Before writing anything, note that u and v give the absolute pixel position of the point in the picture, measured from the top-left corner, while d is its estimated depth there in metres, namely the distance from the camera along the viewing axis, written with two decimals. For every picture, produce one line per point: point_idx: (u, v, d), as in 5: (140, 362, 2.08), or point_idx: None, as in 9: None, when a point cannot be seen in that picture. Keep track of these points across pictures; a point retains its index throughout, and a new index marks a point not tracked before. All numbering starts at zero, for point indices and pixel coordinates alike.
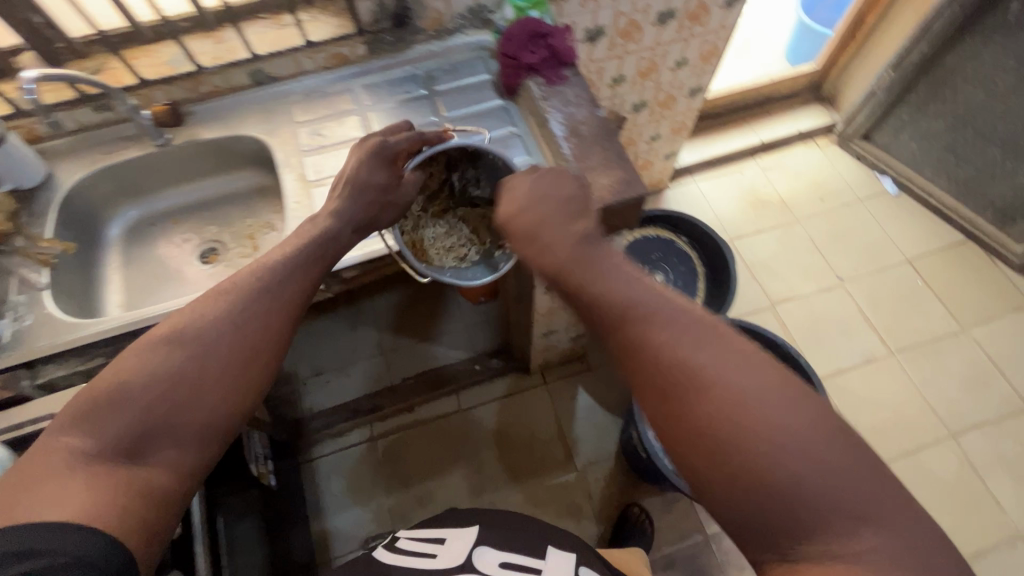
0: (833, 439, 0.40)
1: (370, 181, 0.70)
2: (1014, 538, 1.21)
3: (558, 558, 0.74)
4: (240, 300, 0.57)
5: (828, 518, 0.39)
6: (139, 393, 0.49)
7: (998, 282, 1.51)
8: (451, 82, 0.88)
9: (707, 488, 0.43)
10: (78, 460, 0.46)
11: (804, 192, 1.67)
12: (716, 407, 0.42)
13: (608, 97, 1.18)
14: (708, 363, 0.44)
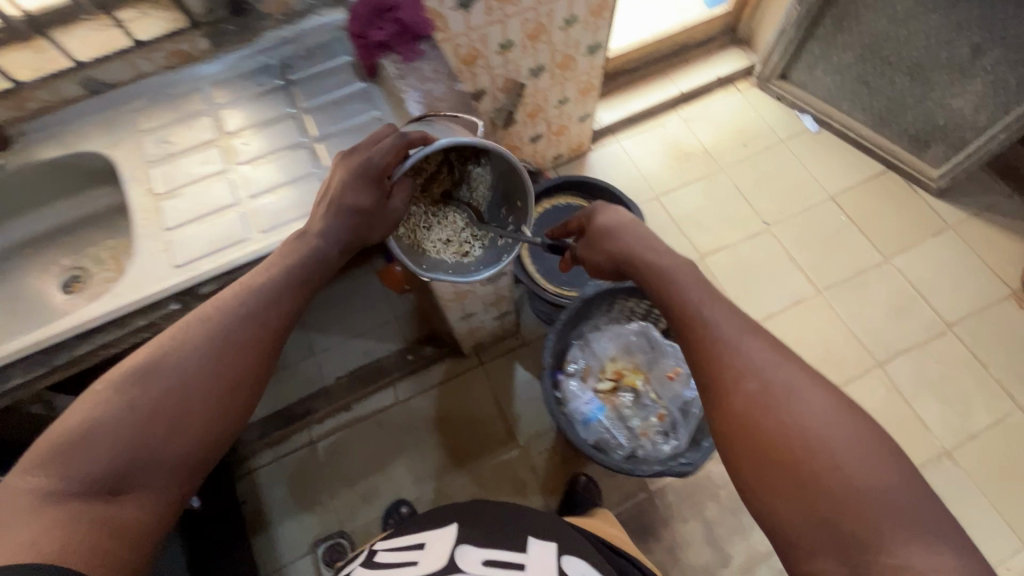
0: (894, 460, 0.44)
1: (355, 207, 0.63)
2: (940, 455, 1.26)
3: (543, 548, 0.70)
4: (217, 324, 0.55)
5: (900, 538, 0.41)
6: (109, 430, 0.48)
7: (918, 208, 1.53)
8: (308, 70, 0.83)
9: (776, 499, 0.45)
10: (40, 502, 0.44)
11: (727, 140, 1.65)
12: (804, 419, 0.46)
13: (500, 65, 1.13)
14: (802, 383, 0.48)
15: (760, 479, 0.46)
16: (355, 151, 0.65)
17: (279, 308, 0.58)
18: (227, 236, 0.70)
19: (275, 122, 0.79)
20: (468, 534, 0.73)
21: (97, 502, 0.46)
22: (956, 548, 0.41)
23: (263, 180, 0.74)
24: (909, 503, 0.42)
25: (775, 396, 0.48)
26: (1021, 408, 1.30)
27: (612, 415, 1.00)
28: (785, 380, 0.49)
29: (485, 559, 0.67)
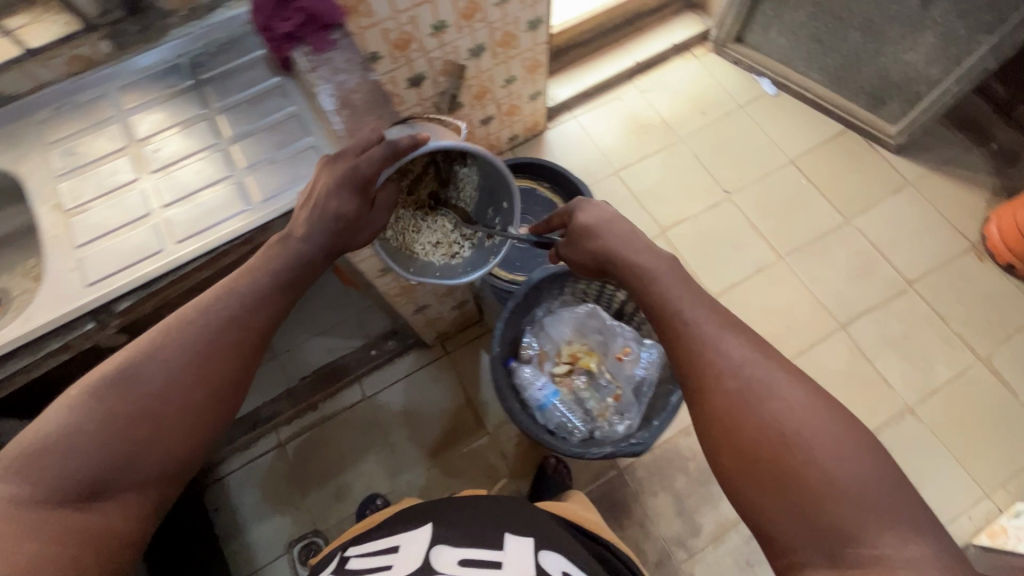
0: (864, 452, 0.49)
1: (338, 215, 0.62)
2: (903, 412, 1.27)
3: (518, 546, 0.69)
4: (193, 331, 0.55)
5: (872, 523, 0.47)
6: (83, 438, 0.49)
7: (878, 167, 1.52)
8: (219, 67, 0.79)
9: (754, 488, 0.51)
10: (12, 511, 0.45)
11: (685, 109, 1.62)
12: (781, 416, 0.52)
13: (436, 47, 1.10)
14: (781, 383, 0.54)
15: (743, 472, 0.52)
16: (342, 155, 0.63)
17: (258, 318, 0.59)
18: (140, 250, 0.68)
19: (187, 125, 0.76)
20: (442, 533, 0.72)
21: (73, 509, 0.48)
22: (923, 529, 0.47)
23: (179, 188, 0.72)
24: (880, 490, 0.48)
25: (756, 396, 0.53)
26: (982, 360, 1.31)
27: (567, 399, 1.00)
28: (764, 382, 0.54)
29: (461, 559, 0.67)
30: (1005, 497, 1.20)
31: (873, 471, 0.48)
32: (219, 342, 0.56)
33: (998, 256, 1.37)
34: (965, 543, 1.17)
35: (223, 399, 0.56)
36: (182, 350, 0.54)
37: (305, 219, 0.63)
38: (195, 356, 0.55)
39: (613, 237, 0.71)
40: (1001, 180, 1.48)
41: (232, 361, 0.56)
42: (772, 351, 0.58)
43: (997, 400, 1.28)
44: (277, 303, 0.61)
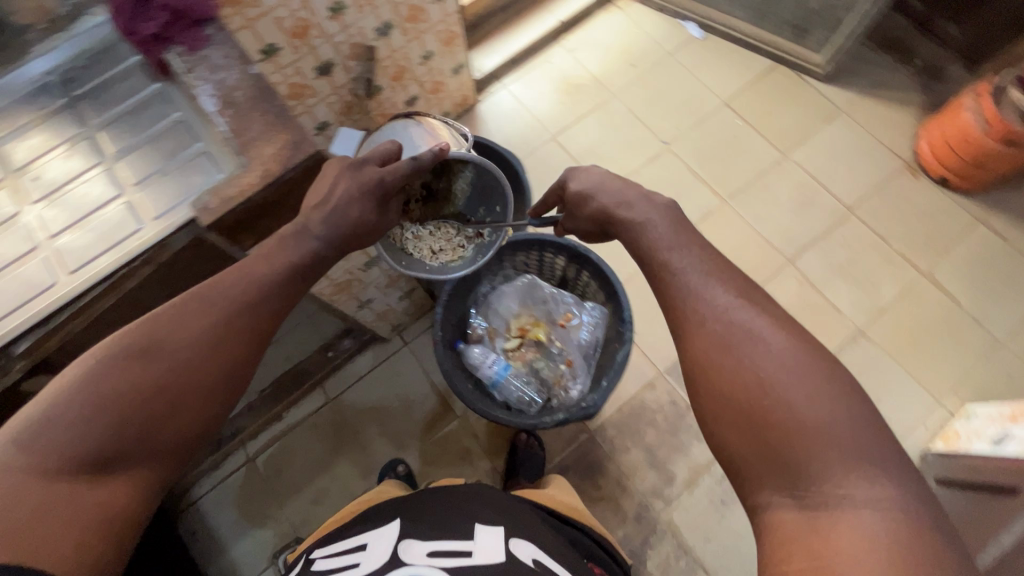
0: (841, 398, 0.49)
1: (355, 220, 0.68)
2: (855, 335, 1.31)
3: (488, 533, 0.67)
4: (206, 315, 0.58)
5: (837, 463, 0.47)
6: (98, 409, 0.51)
7: (810, 98, 1.52)
8: (93, 80, 0.74)
9: (729, 423, 0.52)
10: (24, 482, 0.46)
11: (615, 64, 1.59)
12: (758, 359, 0.52)
13: (338, 31, 1.05)
14: (764, 330, 0.54)
15: (722, 410, 0.53)
16: (365, 163, 0.70)
17: (269, 309, 0.62)
18: (32, 286, 0.63)
19: (67, 146, 0.71)
20: (411, 526, 0.69)
21: (86, 481, 0.49)
22: (893, 473, 0.46)
23: (68, 215, 0.67)
24: (849, 434, 0.47)
25: (737, 340, 0.54)
26: (925, 274, 1.34)
27: (521, 372, 1.00)
28: (747, 327, 0.55)
29: (429, 550, 0.64)
30: (958, 401, 1.25)
31: (845, 414, 0.48)
32: (230, 327, 0.59)
33: (931, 171, 1.40)
34: (924, 450, 1.22)
35: (232, 382, 0.59)
36: (198, 330, 0.57)
37: (320, 220, 0.66)
38: (210, 339, 0.58)
39: (603, 197, 0.72)
40: (927, 96, 1.50)
41: (242, 345, 0.60)
42: (765, 298, 0.58)
43: (942, 310, 1.32)
44: (280, 294, 0.63)
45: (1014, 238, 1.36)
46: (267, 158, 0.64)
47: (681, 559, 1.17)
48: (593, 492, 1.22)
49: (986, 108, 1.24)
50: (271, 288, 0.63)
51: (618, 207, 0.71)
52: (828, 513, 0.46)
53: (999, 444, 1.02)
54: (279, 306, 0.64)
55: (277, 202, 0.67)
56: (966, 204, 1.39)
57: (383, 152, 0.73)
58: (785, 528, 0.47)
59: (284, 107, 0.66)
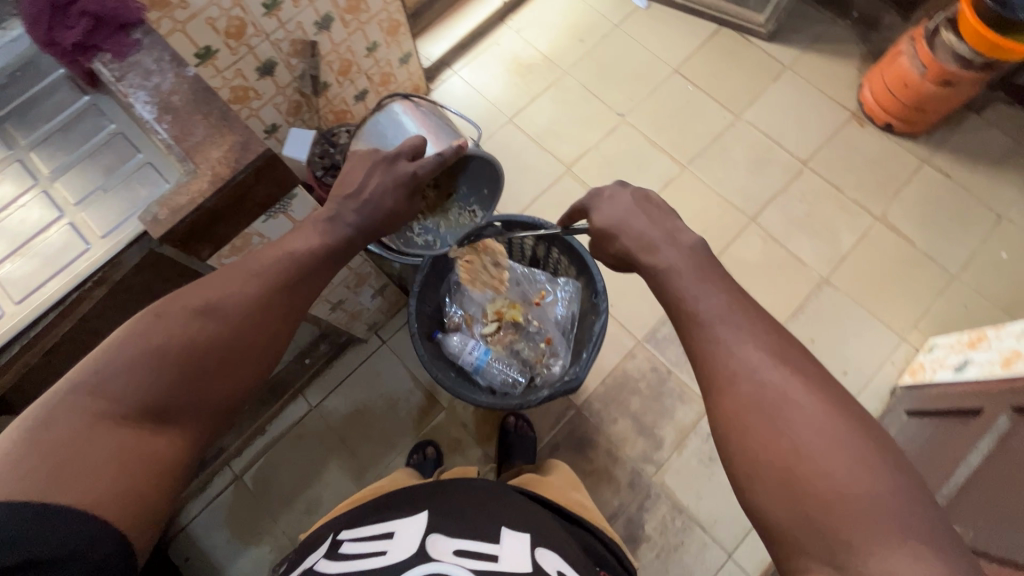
0: (880, 465, 0.46)
1: (390, 210, 0.73)
2: (820, 284, 1.35)
3: (514, 539, 0.65)
4: (250, 288, 0.60)
5: (883, 538, 0.43)
6: (162, 360, 0.51)
7: (756, 58, 1.55)
8: (15, 98, 0.69)
9: (761, 484, 0.49)
10: (98, 422, 0.47)
11: (564, 41, 1.58)
12: (796, 425, 0.48)
13: (276, 28, 1.01)
14: (796, 388, 0.51)
15: (753, 472, 0.50)
16: (398, 157, 0.76)
17: (309, 284, 0.65)
18: None
19: None
20: (438, 522, 0.67)
21: (144, 430, 0.49)
22: (943, 552, 0.42)
23: (7, 241, 0.63)
24: (895, 507, 0.44)
25: (765, 396, 0.51)
26: (879, 219, 1.39)
27: (501, 354, 0.99)
28: (780, 390, 0.51)
29: (456, 549, 0.62)
30: (920, 335, 1.31)
31: (890, 487, 0.45)
32: (272, 303, 0.61)
33: (876, 119, 1.45)
34: (893, 386, 1.27)
35: (271, 354, 0.60)
36: (252, 294, 0.59)
37: (354, 210, 0.70)
38: (258, 308, 0.59)
39: (630, 234, 0.70)
40: (867, 47, 1.54)
41: (281, 320, 0.61)
42: (802, 357, 0.54)
43: (898, 251, 1.37)
44: (310, 279, 0.65)
45: (957, 176, 1.42)
46: (215, 162, 0.61)
47: (677, 519, 1.20)
48: (585, 466, 1.24)
49: (922, 53, 1.27)
50: (306, 268, 0.65)
51: (642, 254, 0.67)
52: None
53: (961, 370, 1.10)
54: (316, 287, 0.66)
55: (230, 207, 0.64)
56: (912, 148, 1.45)
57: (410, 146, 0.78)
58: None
59: (227, 107, 0.63)
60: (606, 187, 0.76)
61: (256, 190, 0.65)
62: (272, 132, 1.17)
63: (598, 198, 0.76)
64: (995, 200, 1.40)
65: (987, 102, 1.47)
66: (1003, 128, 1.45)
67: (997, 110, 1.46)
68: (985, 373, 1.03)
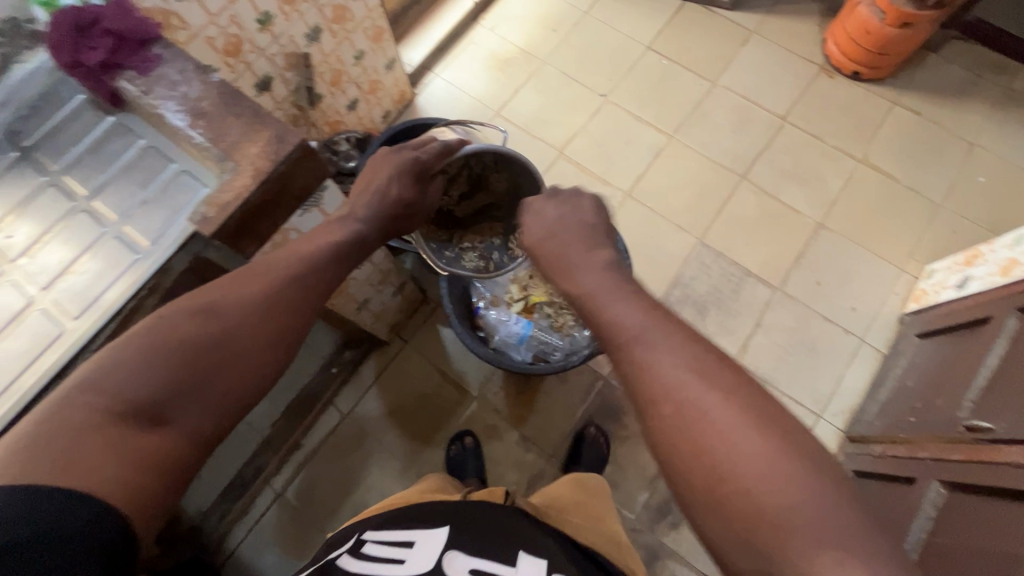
0: (798, 469, 0.46)
1: (396, 198, 0.78)
2: (817, 229, 1.41)
3: (529, 563, 0.62)
4: (281, 273, 0.63)
5: (805, 540, 0.43)
6: (159, 360, 0.52)
7: (723, 26, 1.62)
8: (41, 127, 0.70)
9: (696, 503, 0.48)
10: (92, 421, 0.47)
11: (537, 32, 1.63)
12: (715, 443, 0.48)
13: (270, 43, 1.04)
14: (712, 403, 0.50)
15: (694, 492, 0.48)
16: (401, 148, 0.82)
17: (323, 279, 0.66)
18: (36, 341, 0.60)
19: (32, 199, 0.67)
20: (458, 536, 0.66)
21: (144, 428, 0.49)
22: (862, 544, 0.42)
23: (52, 265, 0.64)
24: (810, 505, 0.44)
25: (691, 412, 0.50)
26: (863, 161, 1.46)
27: (539, 323, 1.03)
28: (701, 407, 0.50)
29: (472, 569, 0.62)
30: (917, 264, 1.37)
31: (806, 480, 0.45)
32: (276, 300, 0.61)
33: (844, 69, 1.53)
34: (900, 315, 1.33)
35: (278, 353, 0.60)
36: (253, 294, 0.60)
37: (365, 203, 0.75)
38: (259, 308, 0.59)
39: (562, 246, 0.72)
40: (825, 4, 1.62)
41: (284, 318, 0.61)
42: (726, 368, 0.53)
43: (884, 188, 1.44)
44: (317, 278, 0.65)
45: (926, 112, 1.50)
46: (254, 157, 0.63)
47: None
48: (621, 433, 1.27)
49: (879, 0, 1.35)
50: (317, 265, 0.66)
51: (567, 272, 0.69)
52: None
53: (963, 287, 1.16)
54: (330, 281, 0.67)
55: (271, 202, 0.66)
56: (881, 91, 1.52)
57: (418, 140, 0.84)
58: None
59: (257, 105, 0.65)
60: (532, 199, 0.78)
61: (295, 182, 0.67)
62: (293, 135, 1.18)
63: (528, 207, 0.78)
64: (964, 130, 1.48)
65: (943, 40, 1.55)
66: (961, 63, 1.53)
67: (954, 47, 1.55)
68: (987, 284, 1.09)
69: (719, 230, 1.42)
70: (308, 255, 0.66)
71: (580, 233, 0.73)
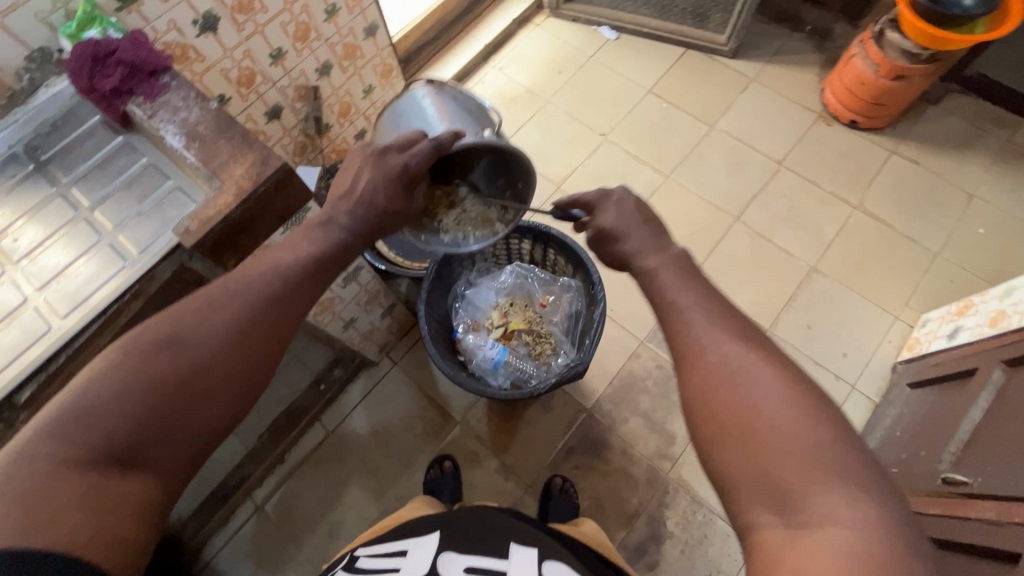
0: (823, 424, 0.47)
1: None
2: (810, 272, 1.41)
3: (522, 555, 0.65)
4: (259, 290, 0.61)
5: (820, 481, 0.44)
6: (125, 403, 0.50)
7: (723, 74, 1.67)
8: (57, 144, 0.77)
9: (714, 451, 0.50)
10: (59, 472, 0.47)
11: (544, 73, 1.71)
12: (749, 392, 0.50)
13: (282, 75, 1.12)
14: (751, 361, 0.51)
15: (713, 434, 0.51)
16: (387, 149, 0.73)
17: (304, 296, 0.64)
18: (26, 336, 0.65)
19: (40, 207, 0.73)
20: (451, 540, 0.68)
21: (114, 474, 0.49)
22: (875, 491, 0.44)
23: (48, 270, 0.69)
24: (830, 455, 0.45)
25: (734, 370, 0.51)
26: (859, 208, 1.47)
27: (516, 350, 1.05)
28: (741, 362, 0.52)
29: (466, 567, 0.63)
30: (912, 312, 1.35)
31: (830, 437, 0.46)
32: (249, 327, 0.59)
33: (842, 117, 1.55)
34: (893, 363, 1.30)
35: (255, 377, 0.59)
36: (226, 320, 0.57)
37: (347, 210, 0.70)
38: (231, 335, 0.57)
39: (636, 235, 0.68)
40: (825, 55, 1.66)
41: (262, 343, 0.60)
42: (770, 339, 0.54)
43: (880, 235, 1.43)
44: (297, 291, 0.64)
45: (925, 162, 1.50)
46: (239, 177, 0.68)
47: (698, 513, 1.21)
48: (603, 467, 1.26)
49: (872, 53, 1.38)
50: (291, 282, 0.64)
51: (632, 258, 0.67)
52: (809, 532, 0.44)
53: (953, 337, 1.14)
54: (305, 299, 0.64)
55: (254, 217, 0.71)
56: (879, 140, 1.54)
57: (406, 137, 0.75)
58: (770, 548, 0.45)
59: (247, 130, 0.71)
60: (615, 189, 0.73)
61: (277, 201, 0.72)
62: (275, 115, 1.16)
63: (606, 199, 0.72)
64: (965, 181, 1.47)
65: (944, 93, 1.57)
66: (961, 115, 1.54)
67: (954, 100, 1.56)
68: (976, 335, 1.07)
69: (712, 269, 1.42)
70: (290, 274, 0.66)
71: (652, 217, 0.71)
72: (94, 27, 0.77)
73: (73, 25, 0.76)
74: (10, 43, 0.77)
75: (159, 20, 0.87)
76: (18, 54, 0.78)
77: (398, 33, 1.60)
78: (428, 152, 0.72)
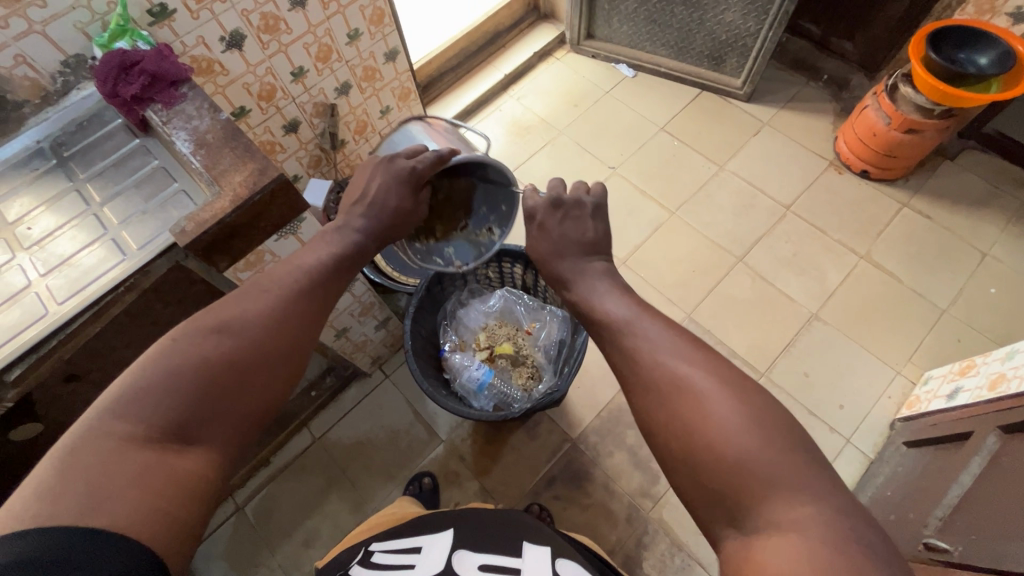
0: (763, 428, 0.48)
1: None
2: (810, 319, 1.39)
3: (535, 552, 0.65)
4: (292, 274, 0.64)
5: (762, 486, 0.46)
6: (177, 384, 0.51)
7: (737, 117, 1.69)
8: (80, 142, 0.82)
9: (668, 462, 0.52)
10: (117, 447, 0.46)
11: (559, 105, 1.75)
12: (687, 401, 0.51)
13: (302, 92, 1.18)
14: (683, 368, 0.53)
15: (667, 448, 0.52)
16: (396, 157, 0.76)
17: (332, 286, 0.68)
18: (25, 317, 0.68)
19: (56, 199, 0.77)
20: (466, 540, 0.68)
21: (170, 451, 0.49)
22: (811, 492, 0.45)
23: (53, 258, 0.73)
24: (767, 459, 0.46)
25: (662, 377, 0.53)
26: (865, 258, 1.45)
27: (501, 370, 1.07)
28: (677, 372, 0.53)
29: (481, 564, 0.63)
30: (915, 369, 1.32)
31: (770, 439, 0.47)
32: (286, 315, 0.60)
33: (853, 166, 1.55)
34: (892, 419, 1.26)
35: (293, 362, 0.60)
36: (268, 309, 0.60)
37: (361, 214, 0.73)
38: (272, 321, 0.59)
39: None
40: (840, 105, 1.67)
41: (298, 329, 0.61)
42: (712, 353, 0.55)
43: (887, 289, 1.41)
44: (326, 282, 0.67)
45: (937, 217, 1.48)
46: (236, 184, 0.72)
47: (676, 556, 1.18)
48: (582, 500, 1.24)
49: (885, 105, 1.38)
50: (318, 278, 0.66)
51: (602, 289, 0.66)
52: (758, 538, 0.45)
53: (952, 398, 1.10)
54: (332, 293, 0.67)
55: (248, 224, 0.74)
56: (891, 192, 1.53)
57: (413, 148, 0.79)
58: None
59: (250, 141, 0.76)
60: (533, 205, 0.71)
61: (271, 209, 0.75)
62: (293, 128, 1.22)
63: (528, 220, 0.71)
64: (978, 239, 1.44)
65: (960, 149, 1.55)
66: (977, 173, 1.52)
67: (970, 157, 1.55)
68: (974, 398, 1.03)
69: (711, 309, 1.41)
70: (298, 264, 0.66)
71: (577, 251, 0.69)
72: (124, 39, 0.83)
73: (105, 35, 0.82)
74: (47, 48, 0.82)
75: (188, 35, 0.93)
76: (54, 58, 0.84)
77: (420, 60, 1.67)
78: (433, 162, 0.75)
